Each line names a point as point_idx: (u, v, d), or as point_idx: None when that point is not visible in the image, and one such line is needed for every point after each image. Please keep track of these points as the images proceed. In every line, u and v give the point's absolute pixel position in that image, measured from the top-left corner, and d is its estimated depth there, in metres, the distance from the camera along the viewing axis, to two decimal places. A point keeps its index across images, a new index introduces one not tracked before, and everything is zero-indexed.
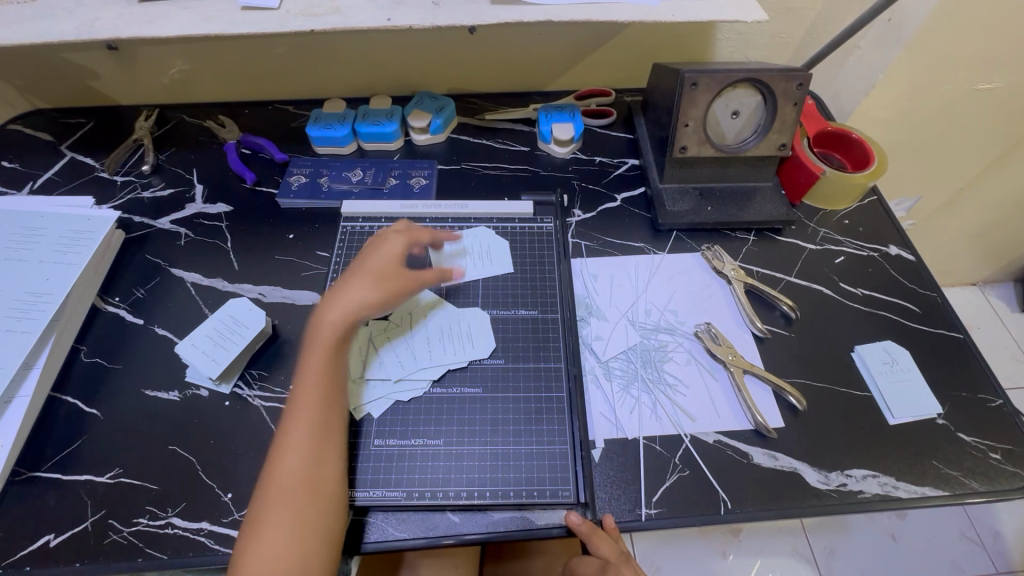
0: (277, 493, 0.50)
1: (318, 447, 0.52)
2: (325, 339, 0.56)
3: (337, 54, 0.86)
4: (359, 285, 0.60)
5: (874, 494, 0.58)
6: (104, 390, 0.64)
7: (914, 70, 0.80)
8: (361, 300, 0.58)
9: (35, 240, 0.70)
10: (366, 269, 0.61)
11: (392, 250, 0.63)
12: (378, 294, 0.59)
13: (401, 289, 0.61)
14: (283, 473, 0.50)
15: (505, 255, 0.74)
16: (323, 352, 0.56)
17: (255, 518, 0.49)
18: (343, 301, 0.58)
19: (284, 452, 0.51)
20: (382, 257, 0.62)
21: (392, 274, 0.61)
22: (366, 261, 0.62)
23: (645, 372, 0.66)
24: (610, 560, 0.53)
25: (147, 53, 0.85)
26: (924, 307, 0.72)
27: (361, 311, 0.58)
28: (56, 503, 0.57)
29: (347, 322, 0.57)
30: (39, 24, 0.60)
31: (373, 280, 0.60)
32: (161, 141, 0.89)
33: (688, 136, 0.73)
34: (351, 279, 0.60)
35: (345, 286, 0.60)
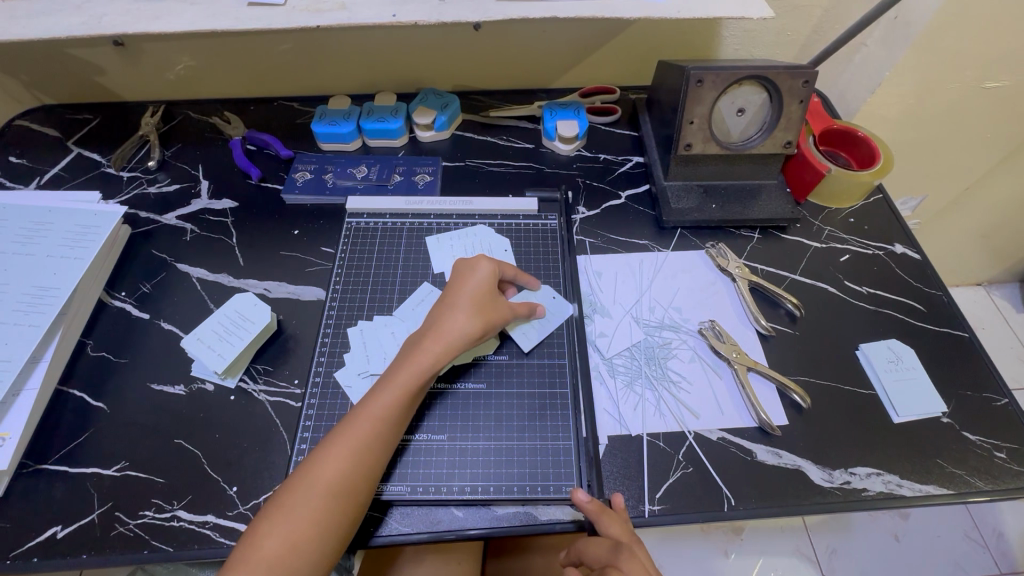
0: (314, 487, 0.49)
1: (366, 456, 0.52)
2: (419, 362, 0.56)
3: (342, 51, 0.87)
4: (461, 312, 0.59)
5: (878, 492, 0.58)
6: (111, 384, 0.65)
7: (920, 68, 0.80)
8: (463, 331, 0.58)
9: (42, 235, 0.71)
10: (466, 297, 0.60)
11: (489, 278, 0.62)
12: (478, 327, 0.59)
13: (497, 322, 0.61)
14: (324, 468, 0.50)
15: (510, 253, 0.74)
16: (412, 372, 0.55)
17: (283, 502, 0.49)
18: (446, 328, 0.58)
19: (332, 449, 0.51)
20: (480, 284, 0.61)
21: (489, 306, 0.61)
22: (464, 287, 0.61)
23: (649, 370, 0.66)
24: (622, 539, 0.51)
25: (153, 49, 0.85)
26: (930, 306, 0.71)
27: (458, 343, 0.58)
28: (63, 496, 0.57)
29: (448, 353, 0.57)
30: (46, 20, 0.60)
31: (474, 310, 0.59)
32: (167, 137, 0.89)
33: (693, 133, 0.73)
34: (458, 307, 0.59)
35: (448, 312, 0.59)
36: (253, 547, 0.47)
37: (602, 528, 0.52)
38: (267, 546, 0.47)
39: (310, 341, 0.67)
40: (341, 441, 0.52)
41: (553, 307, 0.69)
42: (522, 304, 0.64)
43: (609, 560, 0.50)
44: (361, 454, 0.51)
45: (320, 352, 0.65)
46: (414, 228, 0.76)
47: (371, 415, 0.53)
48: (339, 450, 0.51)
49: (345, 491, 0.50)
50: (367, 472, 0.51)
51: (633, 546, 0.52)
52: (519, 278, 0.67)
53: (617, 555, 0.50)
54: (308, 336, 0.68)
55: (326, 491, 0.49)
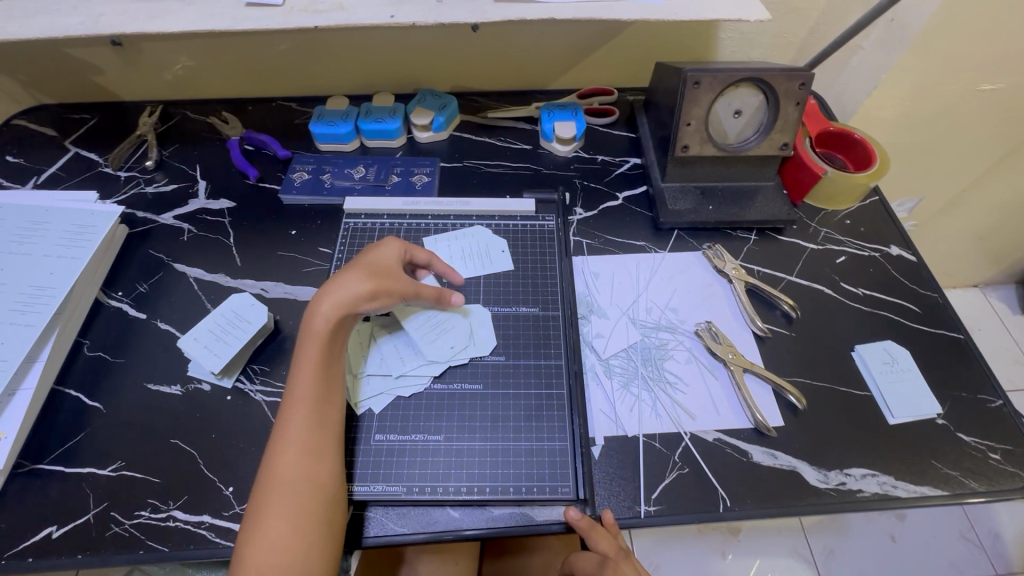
0: (274, 488, 0.49)
1: (313, 441, 0.52)
2: (315, 334, 0.56)
3: (340, 52, 0.87)
4: (354, 279, 0.59)
5: (873, 493, 0.58)
6: (107, 384, 0.65)
7: (917, 70, 0.80)
8: (351, 294, 0.58)
9: (39, 234, 0.71)
10: (356, 265, 0.61)
11: (375, 246, 0.63)
12: (370, 287, 0.59)
13: (398, 284, 0.61)
14: (278, 469, 0.50)
15: (506, 254, 0.74)
16: (317, 349, 0.56)
17: (253, 520, 0.48)
18: (333, 295, 0.58)
19: (277, 450, 0.51)
20: (373, 254, 0.62)
21: (382, 269, 0.61)
22: (353, 258, 0.62)
23: (645, 370, 0.66)
24: (609, 556, 0.52)
25: (151, 49, 0.85)
26: (925, 307, 0.72)
27: (351, 306, 0.58)
28: (59, 496, 0.57)
29: (341, 315, 0.57)
30: (44, 19, 0.60)
31: (365, 275, 0.60)
32: (164, 137, 0.89)
33: (690, 135, 0.73)
34: (342, 274, 0.60)
35: (333, 282, 0.59)
36: (240, 563, 0.47)
37: (591, 543, 0.53)
38: (253, 558, 0.46)
39: None
40: (284, 438, 0.52)
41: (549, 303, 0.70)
42: (425, 288, 0.63)
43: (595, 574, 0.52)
44: (308, 442, 0.52)
45: None
46: (411, 228, 0.77)
47: (297, 403, 0.53)
48: (285, 447, 0.51)
49: (308, 481, 0.50)
50: (320, 456, 0.52)
51: (621, 560, 0.53)
52: (433, 261, 0.67)
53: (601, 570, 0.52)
54: None
55: (291, 487, 0.49)
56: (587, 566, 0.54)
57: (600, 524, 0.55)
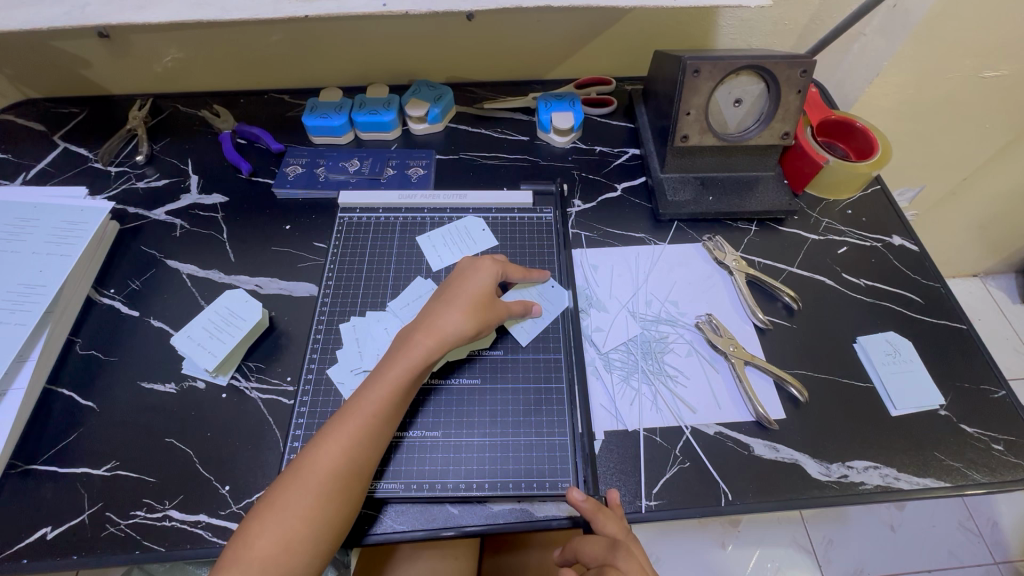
0: (305, 483, 0.49)
1: (362, 445, 0.51)
2: (411, 358, 0.55)
3: (333, 42, 0.85)
4: (457, 310, 0.58)
5: (875, 485, 0.58)
6: (100, 382, 0.64)
7: (920, 57, 0.79)
8: (456, 328, 0.57)
9: (28, 231, 0.69)
10: (465, 294, 0.60)
11: (487, 281, 0.62)
12: (473, 327, 0.58)
13: (493, 322, 0.60)
14: (315, 462, 0.50)
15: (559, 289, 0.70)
16: (402, 368, 0.55)
17: (273, 502, 0.49)
18: (440, 325, 0.57)
19: (322, 443, 0.51)
20: (480, 287, 0.61)
21: (487, 307, 0.60)
22: (466, 286, 0.61)
23: (645, 364, 0.65)
24: (618, 537, 0.52)
25: (140, 41, 0.83)
26: (927, 297, 0.71)
27: (452, 341, 0.57)
28: (53, 496, 0.57)
29: (438, 349, 0.56)
30: (23, 10, 0.58)
31: (470, 309, 0.59)
32: (155, 131, 0.87)
33: (690, 125, 0.72)
34: (446, 306, 0.59)
35: (444, 309, 0.59)
36: (244, 545, 0.47)
37: (598, 527, 0.52)
38: (259, 547, 0.46)
39: (303, 337, 0.67)
40: (336, 433, 0.51)
41: (551, 295, 0.69)
42: (516, 303, 0.63)
43: (605, 560, 0.50)
44: (358, 446, 0.51)
45: (313, 349, 0.64)
46: (407, 222, 0.75)
47: (361, 408, 0.53)
48: (331, 442, 0.51)
49: (336, 483, 0.49)
50: (361, 459, 0.51)
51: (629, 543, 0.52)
52: (525, 278, 0.67)
53: (614, 554, 0.50)
54: (300, 333, 0.67)
55: (319, 482, 0.49)
56: (593, 549, 0.51)
57: (606, 506, 0.54)
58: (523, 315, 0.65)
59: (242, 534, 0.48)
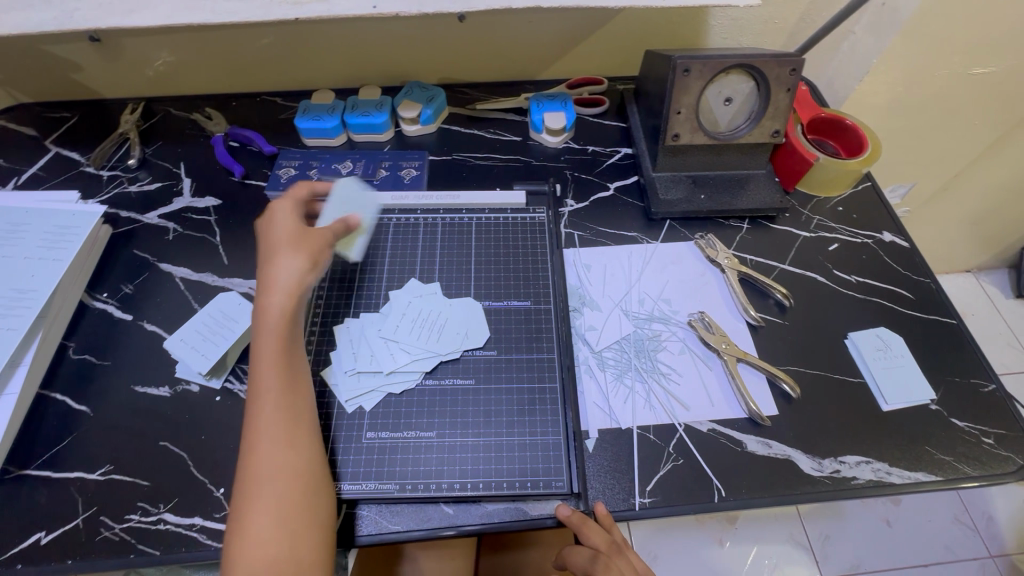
0: (263, 482, 0.47)
1: (295, 422, 0.51)
2: (268, 321, 0.53)
3: (324, 45, 0.85)
4: (276, 254, 0.57)
5: (867, 480, 0.58)
6: (93, 387, 0.64)
7: (908, 54, 0.80)
8: (293, 271, 0.56)
9: (19, 236, 0.69)
10: (277, 237, 0.59)
11: (284, 216, 0.61)
12: (305, 262, 0.57)
13: (320, 244, 0.59)
14: (261, 458, 0.48)
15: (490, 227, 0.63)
16: (273, 337, 0.53)
17: (243, 519, 0.46)
18: (275, 276, 0.56)
19: (255, 441, 0.49)
20: (282, 226, 0.60)
21: (300, 235, 0.59)
22: (268, 234, 0.59)
23: (638, 362, 0.65)
24: (600, 550, 0.53)
25: (131, 45, 0.83)
26: (918, 293, 0.72)
27: (299, 286, 0.56)
28: (47, 501, 0.57)
29: (295, 299, 0.55)
30: (14, 14, 0.59)
31: (282, 246, 0.57)
32: (147, 135, 0.87)
33: (681, 124, 0.72)
34: (260, 258, 0.57)
35: (262, 262, 0.57)
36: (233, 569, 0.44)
37: (583, 538, 0.53)
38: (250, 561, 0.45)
39: None
40: (263, 423, 0.50)
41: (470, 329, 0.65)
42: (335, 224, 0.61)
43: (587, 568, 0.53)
44: (292, 430, 0.50)
45: (307, 351, 0.64)
46: (401, 223, 0.75)
47: (266, 393, 0.51)
48: (266, 433, 0.49)
49: (301, 465, 0.49)
50: (305, 435, 0.51)
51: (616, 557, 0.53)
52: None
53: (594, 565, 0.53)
54: None
55: (280, 472, 0.48)
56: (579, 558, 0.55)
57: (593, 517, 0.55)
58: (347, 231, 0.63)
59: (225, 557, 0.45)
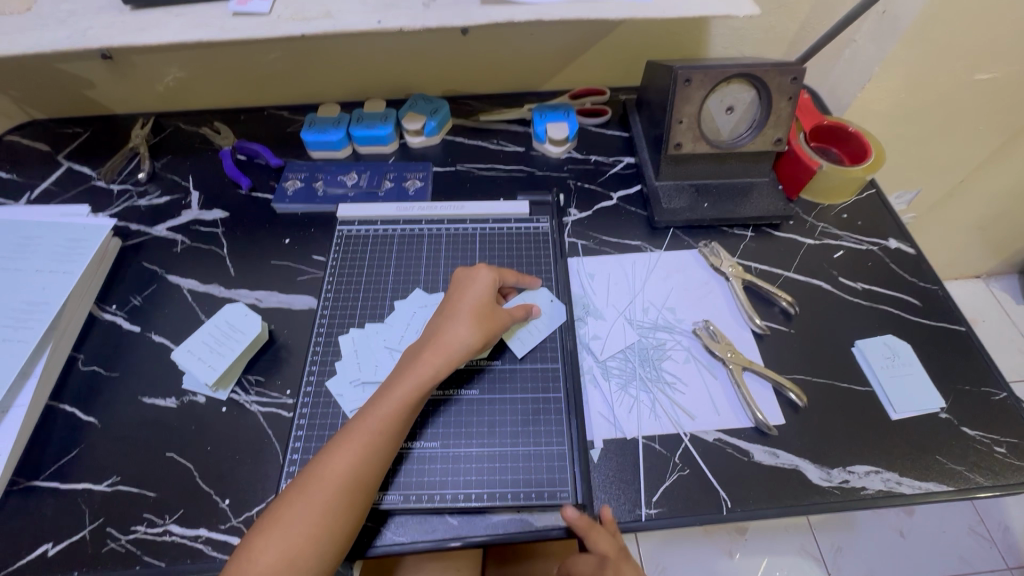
0: (313, 496, 0.49)
1: (376, 450, 0.52)
2: (418, 375, 0.56)
3: (331, 60, 0.87)
4: (460, 323, 0.59)
5: (877, 490, 0.57)
6: (102, 399, 0.64)
7: (910, 61, 0.80)
8: (463, 341, 0.58)
9: (30, 249, 0.70)
10: (468, 307, 0.60)
11: (490, 286, 0.63)
12: (479, 338, 0.59)
13: (496, 328, 0.61)
14: (323, 474, 0.50)
15: (558, 302, 0.69)
16: (410, 387, 0.55)
17: (277, 516, 0.49)
18: (447, 339, 0.58)
19: (329, 459, 0.51)
20: (482, 295, 0.62)
21: (490, 317, 0.60)
22: (464, 300, 0.61)
23: (643, 371, 0.65)
24: (609, 555, 0.51)
25: (142, 62, 0.85)
26: (925, 300, 0.71)
27: (458, 353, 0.58)
28: (54, 512, 0.57)
29: (448, 365, 0.57)
30: (30, 34, 0.61)
31: (475, 319, 0.59)
32: (156, 149, 0.89)
33: (683, 133, 0.72)
34: (449, 322, 0.59)
35: (447, 325, 0.59)
36: (246, 561, 0.47)
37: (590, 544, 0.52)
38: (262, 560, 0.46)
39: (302, 350, 0.67)
40: (343, 447, 0.52)
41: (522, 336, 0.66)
42: (517, 307, 0.64)
43: None
44: (370, 452, 0.52)
45: (312, 361, 0.64)
46: (405, 234, 0.76)
47: (376, 416, 0.54)
48: (340, 456, 0.51)
49: (348, 498, 0.50)
50: (378, 464, 0.52)
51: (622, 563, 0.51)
52: (519, 281, 0.68)
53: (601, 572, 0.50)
54: (300, 346, 0.67)
55: (327, 495, 0.49)
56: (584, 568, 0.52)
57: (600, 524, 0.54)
58: (525, 319, 0.65)
59: (245, 547, 0.48)
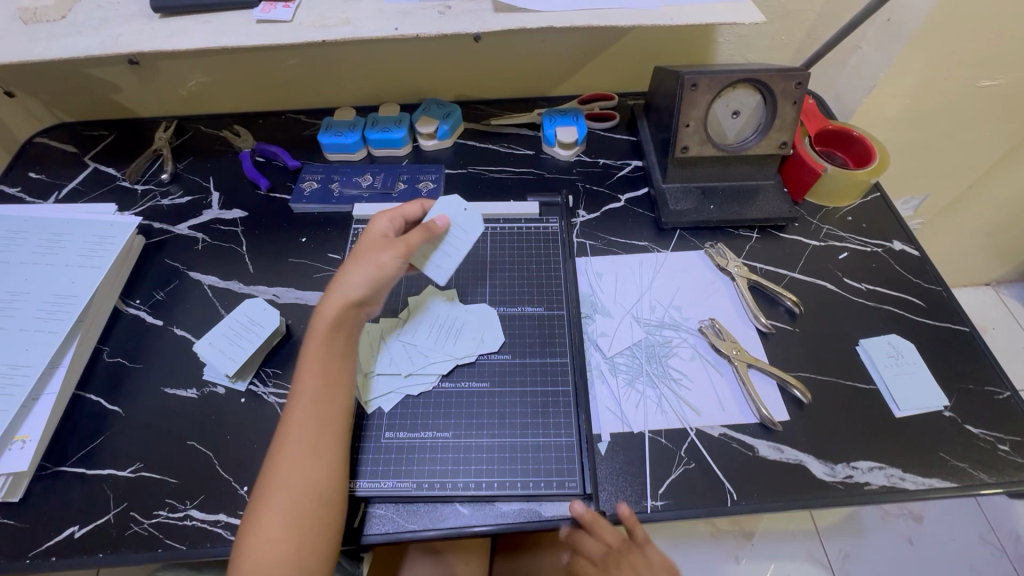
0: (276, 477, 0.50)
1: (318, 414, 0.54)
2: (321, 328, 0.57)
3: (348, 66, 0.90)
4: (353, 266, 0.60)
5: (881, 486, 0.58)
6: (126, 389, 0.67)
7: (914, 67, 0.81)
8: (356, 279, 0.59)
9: (59, 245, 0.73)
10: (361, 249, 0.61)
11: (381, 225, 0.63)
12: (374, 273, 0.59)
13: (394, 256, 0.59)
14: (280, 453, 0.52)
15: (469, 209, 0.64)
16: (320, 343, 0.57)
17: (256, 509, 0.50)
18: (341, 284, 0.59)
19: (281, 438, 0.53)
20: (374, 236, 0.62)
21: (382, 248, 0.60)
22: (359, 245, 0.62)
23: (650, 367, 0.67)
24: (615, 546, 0.54)
25: (167, 67, 0.89)
26: (929, 301, 0.72)
27: (355, 295, 0.58)
28: (80, 497, 0.59)
29: (347, 306, 0.58)
30: (67, 40, 0.64)
31: (367, 257, 0.60)
32: (179, 151, 0.92)
33: (690, 136, 0.74)
34: (344, 270, 0.60)
35: (343, 272, 0.60)
36: (242, 557, 0.48)
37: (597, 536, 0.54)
38: (251, 551, 0.47)
39: None
40: (289, 423, 0.53)
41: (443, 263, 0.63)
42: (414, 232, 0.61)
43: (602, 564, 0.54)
44: (314, 418, 0.53)
45: None
46: None
47: (303, 382, 0.55)
48: (289, 432, 0.53)
49: (310, 470, 0.51)
50: (325, 426, 0.54)
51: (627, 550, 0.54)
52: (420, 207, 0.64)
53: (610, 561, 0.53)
54: None
55: (287, 470, 0.51)
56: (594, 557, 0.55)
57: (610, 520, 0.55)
58: (428, 240, 0.62)
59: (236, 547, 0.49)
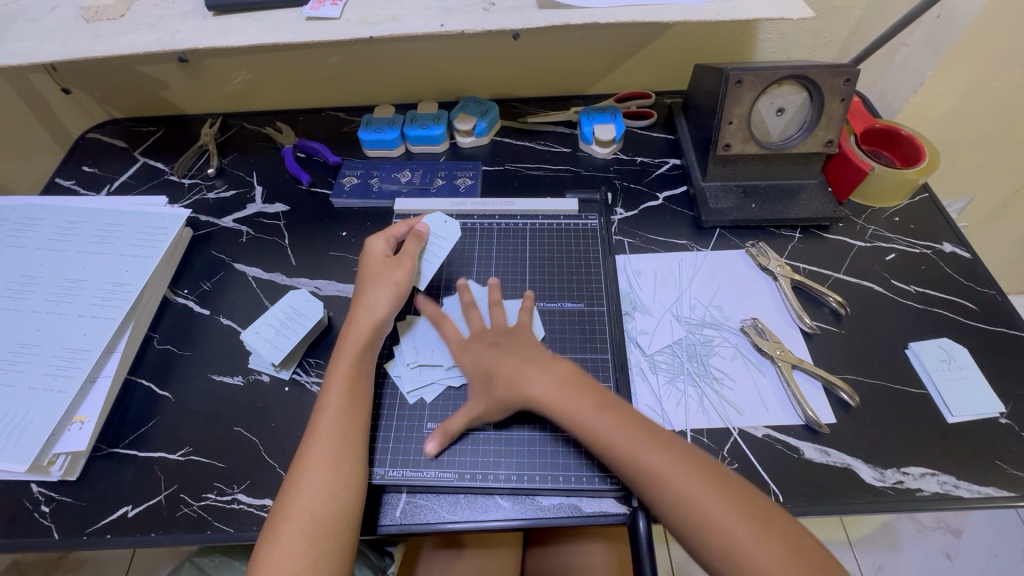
0: (299, 486, 0.52)
1: (342, 428, 0.55)
2: (349, 347, 0.60)
3: (387, 64, 0.91)
4: (372, 288, 0.64)
5: (933, 492, 0.56)
6: (175, 375, 0.69)
7: (967, 65, 0.79)
8: (376, 299, 0.63)
9: (113, 236, 0.75)
10: (371, 271, 0.66)
11: (382, 247, 0.67)
12: (392, 293, 0.64)
13: (405, 271, 0.65)
14: (303, 464, 0.53)
15: (449, 220, 0.72)
16: (348, 359, 0.59)
17: (278, 516, 0.51)
18: (363, 304, 0.63)
19: (306, 448, 0.54)
20: (377, 257, 0.67)
21: (392, 266, 0.65)
22: (364, 268, 0.66)
23: (691, 366, 0.66)
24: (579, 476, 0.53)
25: (214, 65, 0.91)
26: (983, 305, 0.70)
27: (377, 317, 0.62)
28: (132, 477, 0.61)
29: (371, 327, 0.62)
30: (126, 37, 0.66)
31: (383, 278, 0.64)
32: (223, 146, 0.95)
33: (732, 134, 0.73)
34: (362, 291, 0.64)
35: (359, 294, 0.64)
36: (261, 560, 0.48)
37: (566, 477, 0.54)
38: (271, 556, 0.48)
39: None
40: (314, 435, 0.55)
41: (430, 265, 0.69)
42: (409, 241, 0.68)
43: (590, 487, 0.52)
44: (337, 432, 0.55)
45: None
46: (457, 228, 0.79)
47: (330, 396, 0.57)
48: (314, 444, 0.54)
49: (332, 482, 0.52)
50: (349, 440, 0.55)
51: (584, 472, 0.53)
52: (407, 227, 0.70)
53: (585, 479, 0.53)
54: None
55: (310, 482, 0.52)
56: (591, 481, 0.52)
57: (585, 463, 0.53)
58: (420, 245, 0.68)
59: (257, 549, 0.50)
